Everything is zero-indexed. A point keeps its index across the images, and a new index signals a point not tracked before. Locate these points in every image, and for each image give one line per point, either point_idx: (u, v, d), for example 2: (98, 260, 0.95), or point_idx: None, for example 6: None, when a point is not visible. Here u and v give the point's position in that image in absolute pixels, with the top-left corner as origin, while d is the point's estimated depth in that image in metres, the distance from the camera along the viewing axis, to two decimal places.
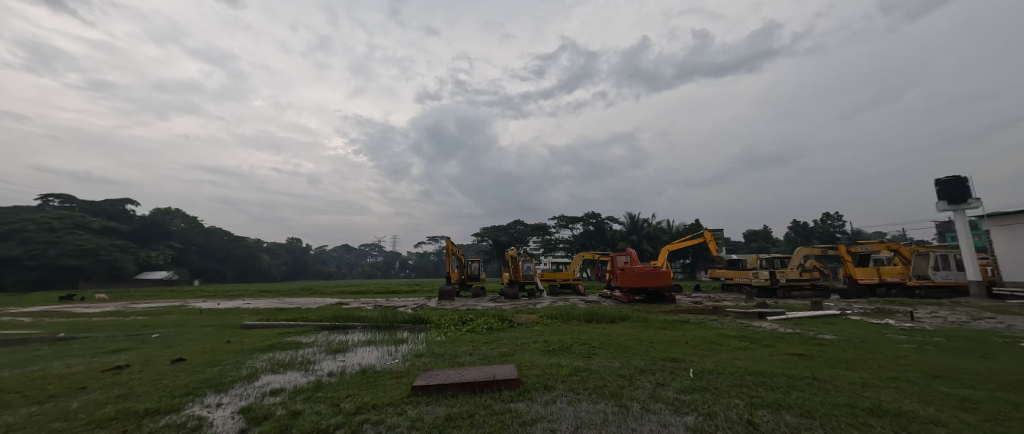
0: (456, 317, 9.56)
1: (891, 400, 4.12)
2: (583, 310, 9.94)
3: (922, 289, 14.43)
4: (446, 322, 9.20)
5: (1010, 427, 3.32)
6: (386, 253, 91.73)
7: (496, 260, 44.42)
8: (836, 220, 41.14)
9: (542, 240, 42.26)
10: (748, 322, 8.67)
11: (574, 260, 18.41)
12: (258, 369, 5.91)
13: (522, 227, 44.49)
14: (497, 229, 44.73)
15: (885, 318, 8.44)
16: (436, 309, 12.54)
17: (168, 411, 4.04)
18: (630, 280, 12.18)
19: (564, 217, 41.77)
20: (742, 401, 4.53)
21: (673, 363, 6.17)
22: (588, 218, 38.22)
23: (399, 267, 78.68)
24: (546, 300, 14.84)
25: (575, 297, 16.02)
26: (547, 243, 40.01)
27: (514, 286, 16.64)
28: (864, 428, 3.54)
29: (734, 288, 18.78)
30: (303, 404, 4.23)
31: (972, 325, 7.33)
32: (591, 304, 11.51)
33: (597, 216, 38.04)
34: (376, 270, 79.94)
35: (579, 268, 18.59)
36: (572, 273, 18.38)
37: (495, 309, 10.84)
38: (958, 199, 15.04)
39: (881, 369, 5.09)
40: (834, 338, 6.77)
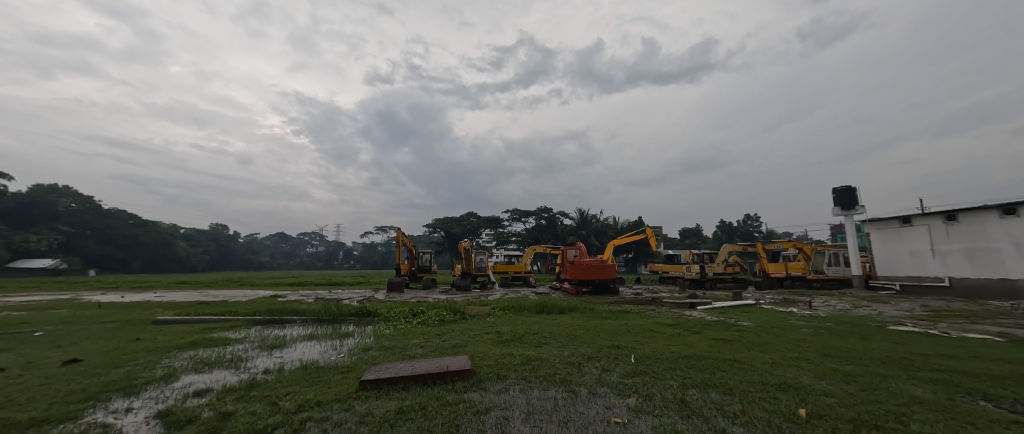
0: (407, 310, 9.40)
1: (793, 376, 4.86)
2: (534, 301, 10.30)
3: (818, 281, 16.98)
4: (396, 315, 8.99)
5: (878, 394, 4.11)
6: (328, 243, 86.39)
7: (448, 252, 43.88)
8: (755, 221, 46.43)
9: (495, 233, 42.49)
10: (682, 311, 9.58)
11: (526, 253, 18.82)
12: (177, 369, 5.38)
13: (474, 220, 44.42)
14: (450, 220, 44.22)
15: (790, 306, 9.83)
16: (384, 301, 12.17)
17: (62, 419, 3.56)
18: (578, 272, 12.83)
19: (516, 210, 42.38)
20: (675, 382, 5.07)
21: (616, 350, 6.67)
22: (541, 212, 39.12)
23: (343, 258, 75.06)
24: (498, 291, 15.06)
25: (526, 289, 16.44)
26: (499, 236, 40.45)
27: (467, 278, 16.60)
28: (772, 401, 4.16)
29: (669, 281, 20.47)
30: (235, 405, 3.97)
31: (854, 312, 8.78)
32: (542, 296, 11.94)
33: (549, 210, 39.01)
34: (316, 261, 74.95)
35: (530, 261, 19.06)
36: (523, 265, 18.81)
37: (447, 301, 10.81)
38: (849, 206, 17.69)
39: (787, 350, 5.96)
40: (750, 325, 7.74)
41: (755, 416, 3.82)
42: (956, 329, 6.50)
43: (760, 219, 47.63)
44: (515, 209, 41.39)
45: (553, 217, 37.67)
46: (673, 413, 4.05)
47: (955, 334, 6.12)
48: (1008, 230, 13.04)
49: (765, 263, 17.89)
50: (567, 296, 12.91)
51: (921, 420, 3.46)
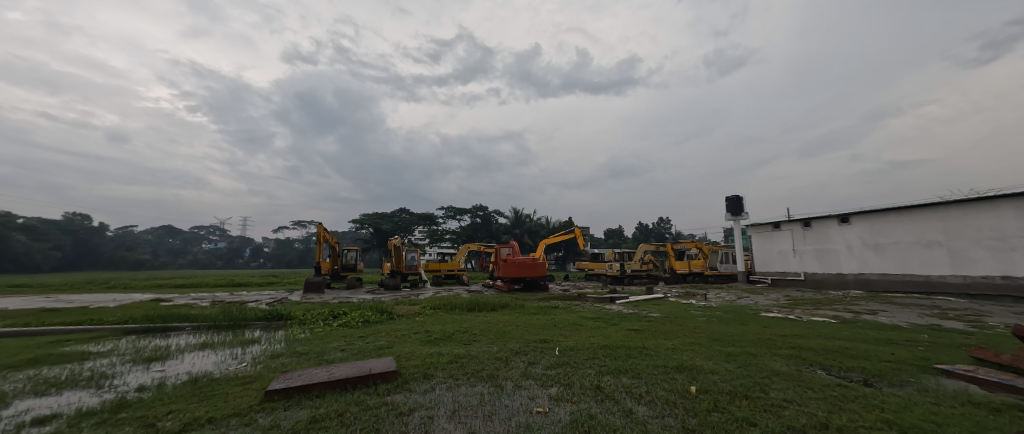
0: (326, 311, 8.77)
1: (689, 359, 5.57)
2: (466, 299, 10.28)
3: (712, 276, 19.74)
4: (313, 317, 8.33)
5: (751, 369, 4.91)
6: (231, 239, 76.33)
7: (375, 250, 41.60)
8: (666, 224, 51.81)
9: (427, 230, 41.32)
10: (603, 305, 10.35)
11: (460, 251, 18.68)
12: (9, 394, 4.34)
13: (407, 216, 42.86)
14: (379, 216, 41.93)
15: (690, 299, 11.21)
16: (299, 303, 11.17)
17: None
18: (511, 270, 13.10)
19: (450, 208, 41.78)
20: (593, 370, 5.50)
21: (542, 344, 6.99)
22: (475, 210, 39.00)
23: (250, 255, 66.93)
24: (429, 290, 14.73)
25: (460, 287, 16.41)
26: (432, 233, 39.61)
27: (397, 276, 15.84)
28: (671, 381, 4.74)
29: (594, 278, 21.91)
30: (95, 431, 3.35)
31: (738, 302, 10.35)
32: (474, 294, 11.98)
33: (484, 209, 38.96)
34: (215, 259, 65.53)
35: (464, 259, 18.99)
36: (457, 264, 18.65)
37: (373, 301, 10.30)
38: (736, 212, 20.63)
39: (686, 336, 6.80)
40: (658, 316, 8.66)
41: (656, 396, 4.30)
42: (808, 314, 7.99)
43: (671, 222, 53.30)
44: (450, 207, 40.87)
45: (487, 215, 37.77)
46: (591, 398, 4.39)
47: (807, 318, 7.53)
48: (844, 233, 16.31)
49: (673, 261, 20.17)
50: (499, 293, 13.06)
51: (778, 388, 4.21)
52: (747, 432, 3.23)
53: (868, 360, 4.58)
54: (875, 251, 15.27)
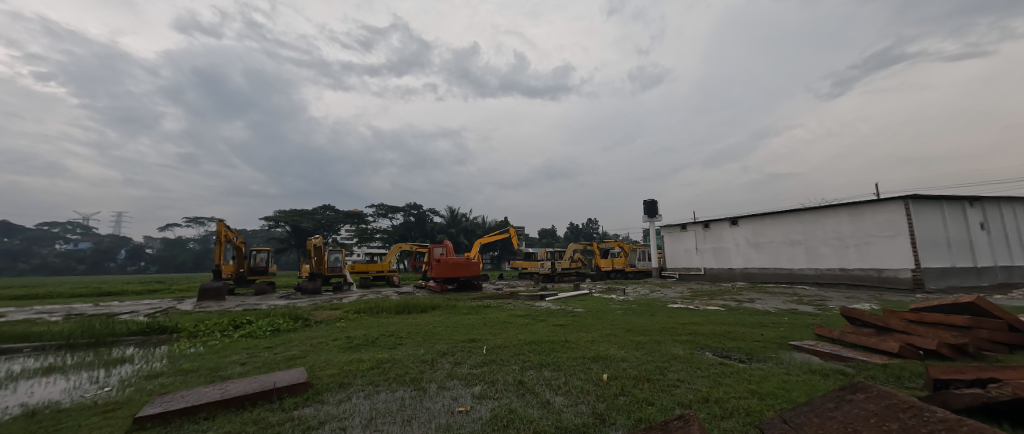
0: (227, 321, 8.00)
1: (604, 349, 5.99)
2: (394, 302, 10.01)
3: (631, 273, 21.48)
4: (209, 329, 7.51)
5: (654, 355, 5.37)
6: (97, 241, 64.56)
7: (292, 250, 38.03)
8: (595, 225, 55.10)
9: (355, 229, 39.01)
10: (533, 303, 10.73)
11: (390, 252, 18.10)
12: None
13: (331, 214, 40.31)
14: (298, 213, 38.96)
15: (611, 293, 12.11)
16: (190, 313, 10.01)
17: None
18: (443, 271, 13.04)
19: (381, 205, 40.02)
20: (517, 366, 5.69)
21: (470, 343, 7.05)
22: (409, 208, 37.68)
23: (126, 257, 57.85)
24: (355, 293, 14.07)
25: (388, 289, 15.86)
26: (361, 232, 37.79)
27: (316, 279, 15.06)
28: (585, 371, 5.06)
29: (528, 276, 22.48)
30: None
31: (652, 296, 11.42)
32: (404, 296, 11.71)
33: (418, 207, 37.86)
34: (74, 263, 54.38)
35: (394, 260, 18.45)
36: (387, 264, 18.07)
37: (287, 308, 9.58)
38: (651, 215, 22.47)
39: (604, 328, 7.31)
40: (582, 310, 9.21)
41: (573, 387, 4.46)
42: (705, 304, 9.06)
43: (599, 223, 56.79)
44: (382, 205, 39.29)
45: (422, 214, 36.92)
46: (510, 394, 4.54)
47: (702, 307, 8.54)
48: (733, 235, 18.76)
49: (599, 259, 21.25)
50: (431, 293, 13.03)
51: (675, 370, 4.54)
52: (647, 411, 3.43)
53: (745, 340, 5.29)
54: (756, 250, 17.69)
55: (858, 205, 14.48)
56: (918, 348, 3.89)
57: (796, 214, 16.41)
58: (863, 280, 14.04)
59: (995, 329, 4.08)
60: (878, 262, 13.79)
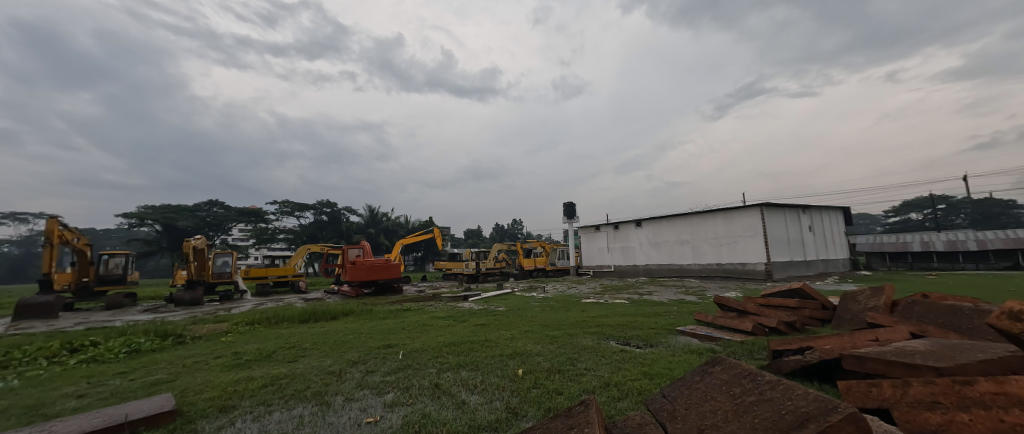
0: (65, 343, 6.50)
1: (521, 345, 6.09)
2: (298, 309, 9.09)
3: (550, 271, 22.55)
4: (33, 355, 5.98)
5: (565, 345, 5.57)
6: None
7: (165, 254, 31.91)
8: (519, 226, 56.82)
9: (252, 229, 34.33)
10: (456, 304, 10.62)
11: (296, 254, 16.49)
12: None
13: (219, 211, 35.13)
14: (173, 209, 33.29)
15: (532, 291, 12.57)
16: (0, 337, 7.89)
17: None
18: (358, 274, 12.33)
19: (283, 202, 36.02)
20: (434, 369, 5.55)
21: (385, 350, 6.69)
22: (321, 206, 34.51)
23: None
24: (250, 302, 12.47)
25: (293, 296, 14.39)
26: (260, 232, 33.79)
27: (196, 287, 13.10)
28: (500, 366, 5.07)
29: (451, 277, 22.18)
30: None
31: (569, 292, 12.12)
32: (312, 302, 10.72)
33: (331, 204, 34.85)
34: None
35: (300, 263, 16.82)
36: (291, 268, 16.41)
37: (156, 323, 8.10)
38: (570, 216, 23.84)
39: (523, 325, 7.50)
40: (503, 309, 9.38)
41: (488, 383, 4.15)
42: (613, 297, 9.91)
43: (523, 224, 58.67)
44: (286, 202, 35.48)
45: (336, 212, 34.16)
46: (425, 398, 4.40)
47: (610, 301, 9.31)
48: (636, 234, 20.77)
49: (522, 259, 21.78)
50: (345, 298, 12.22)
51: (583, 360, 4.65)
52: (556, 401, 3.41)
53: (644, 328, 5.86)
54: (655, 248, 19.81)
55: (729, 208, 17.11)
56: (764, 325, 4.76)
57: (686, 217, 18.75)
58: (735, 273, 16.73)
59: (816, 308, 5.11)
60: (744, 259, 16.54)
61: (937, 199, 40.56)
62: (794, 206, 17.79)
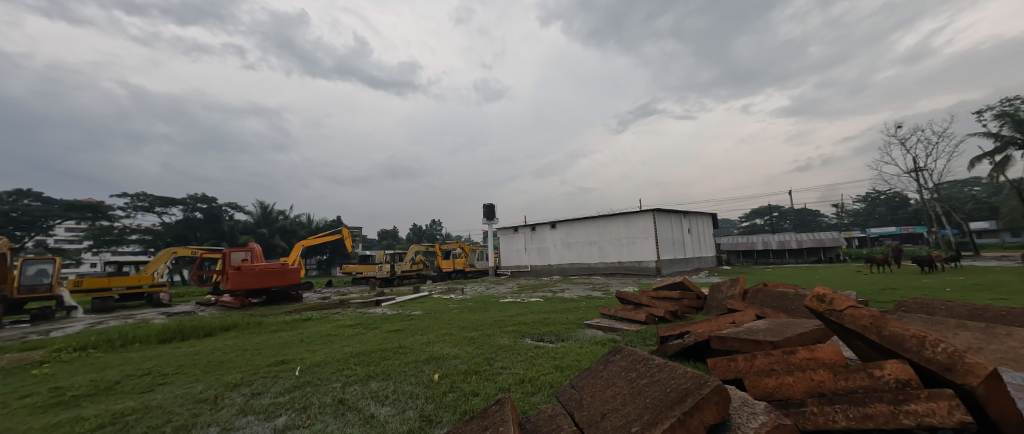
0: None
1: (438, 349, 5.73)
2: (158, 326, 7.60)
3: (470, 272, 22.42)
4: None
5: (481, 346, 5.55)
6: None
7: None
8: (438, 227, 55.82)
9: (90, 227, 26.92)
10: (366, 310, 9.93)
11: (156, 259, 13.80)
12: None
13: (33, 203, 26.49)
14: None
15: (449, 293, 12.40)
16: None
17: None
18: (245, 281, 11.12)
19: (139, 195, 29.38)
20: (339, 383, 4.70)
21: (279, 367, 5.65)
22: (194, 200, 28.89)
23: None
24: (87, 320, 10.19)
25: (152, 311, 12.07)
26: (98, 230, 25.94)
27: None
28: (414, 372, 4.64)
29: (362, 281, 20.71)
30: None
31: (486, 292, 12.26)
32: (177, 317, 9.36)
33: (207, 197, 29.20)
34: None
35: (163, 269, 14.06)
36: (150, 277, 13.57)
37: None
38: (490, 218, 24.12)
39: (439, 329, 7.27)
40: (418, 313, 9.04)
41: (402, 393, 3.89)
42: (529, 296, 10.26)
43: (441, 225, 57.77)
44: (146, 195, 29.18)
45: (217, 208, 29.24)
46: (329, 416, 3.64)
47: (526, 299, 9.64)
48: (550, 236, 21.87)
49: (440, 260, 21.26)
50: (228, 309, 11.05)
51: (500, 359, 4.69)
52: (472, 402, 3.35)
53: (556, 324, 6.16)
54: (568, 249, 21.05)
55: (629, 212, 19.02)
56: (654, 315, 5.36)
57: (594, 220, 20.31)
58: (632, 270, 18.65)
59: (694, 297, 5.94)
60: (640, 257, 18.54)
61: (777, 207, 50.67)
62: (679, 211, 20.57)
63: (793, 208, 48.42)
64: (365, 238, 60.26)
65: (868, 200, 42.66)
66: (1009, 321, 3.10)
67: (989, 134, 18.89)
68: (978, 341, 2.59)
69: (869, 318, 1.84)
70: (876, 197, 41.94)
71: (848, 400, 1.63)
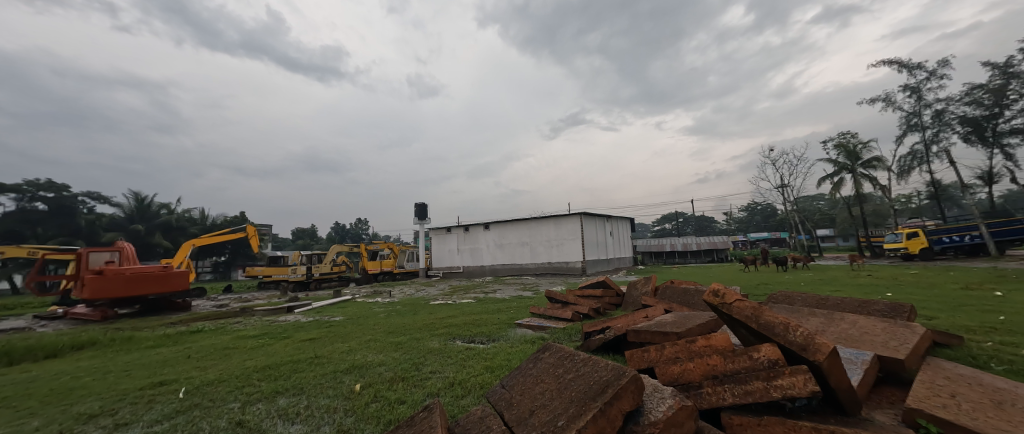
0: None
1: (362, 357, 5.23)
2: None
3: (399, 274, 21.41)
4: None
5: (409, 352, 5.25)
6: None
7: None
8: (364, 226, 52.65)
9: None
10: (275, 317, 8.94)
11: None
12: None
13: None
14: None
15: (375, 297, 11.75)
16: None
17: None
18: (112, 287, 9.41)
19: None
20: (237, 403, 3.72)
21: (156, 389, 4.29)
22: (31, 186, 22.77)
23: None
24: None
25: None
26: None
27: None
28: (337, 385, 4.06)
29: (270, 286, 18.53)
30: None
31: (415, 295, 11.86)
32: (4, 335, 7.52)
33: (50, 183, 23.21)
34: None
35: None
36: None
37: None
38: (421, 217, 23.41)
39: (362, 336, 6.73)
40: (340, 319, 8.38)
41: (317, 407, 3.47)
42: (461, 297, 10.19)
43: (368, 224, 54.56)
44: None
45: (70, 198, 23.60)
46: None
47: (457, 301, 9.56)
48: (483, 237, 21.97)
49: (365, 261, 19.99)
50: (85, 323, 9.20)
51: (429, 364, 4.56)
52: (398, 411, 3.19)
53: (487, 325, 6.21)
54: (500, 249, 21.36)
55: (559, 215, 19.94)
56: (580, 312, 5.72)
57: (526, 222, 20.90)
58: (561, 270, 19.59)
59: (614, 295, 6.47)
60: (568, 258, 19.54)
61: (682, 213, 57.24)
62: (602, 215, 22.14)
63: (694, 214, 55.17)
64: (274, 237, 54.01)
65: (749, 209, 50.43)
66: (842, 307, 3.96)
67: (831, 160, 23.65)
68: (821, 324, 3.27)
69: (750, 308, 2.20)
70: (756, 207, 49.78)
71: (733, 380, 1.94)
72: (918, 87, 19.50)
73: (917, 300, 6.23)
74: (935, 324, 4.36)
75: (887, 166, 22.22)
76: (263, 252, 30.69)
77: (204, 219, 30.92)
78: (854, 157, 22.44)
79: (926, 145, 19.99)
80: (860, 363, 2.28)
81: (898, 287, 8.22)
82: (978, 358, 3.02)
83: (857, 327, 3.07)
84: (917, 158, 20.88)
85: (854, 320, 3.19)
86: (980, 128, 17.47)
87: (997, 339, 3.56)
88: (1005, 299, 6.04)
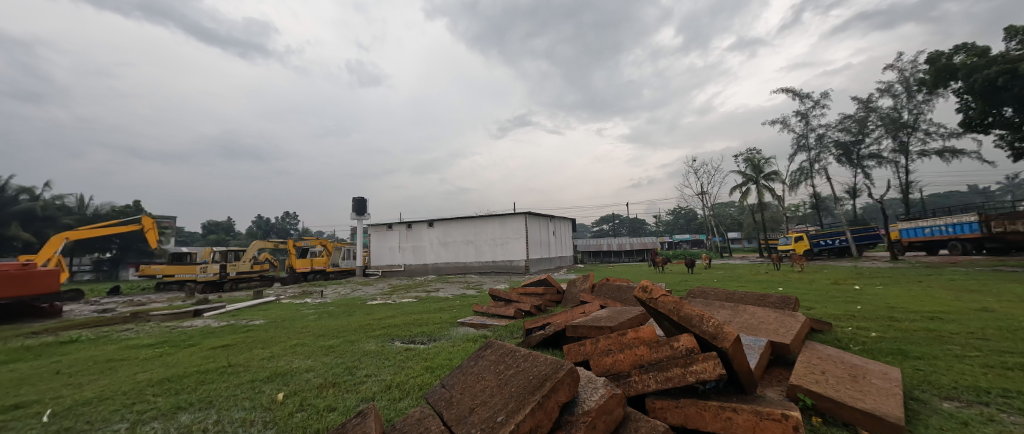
0: None
1: (285, 364, 4.78)
2: None
3: (332, 272, 19.99)
4: None
5: (341, 357, 4.92)
6: None
7: None
8: (293, 220, 48.40)
9: None
10: (178, 323, 7.84)
11: None
12: None
13: None
14: None
15: (302, 298, 10.84)
16: None
17: None
18: None
19: None
20: (124, 424, 3.23)
21: (8, 415, 3.54)
22: None
23: None
24: None
25: None
26: None
27: None
28: (254, 395, 3.71)
29: (174, 286, 16.21)
30: None
31: (350, 295, 11.16)
32: None
33: None
34: None
35: None
36: None
37: None
38: (360, 213, 22.18)
39: (285, 341, 6.13)
40: (261, 323, 7.63)
41: (230, 422, 3.15)
42: (401, 297, 9.80)
43: (297, 218, 50.25)
44: None
45: None
46: None
47: (397, 300, 9.23)
48: (427, 234, 21.45)
49: (293, 259, 18.41)
50: None
51: (364, 367, 4.36)
52: (327, 419, 3.02)
53: (428, 325, 6.09)
54: (443, 248, 21.01)
55: (505, 215, 20.17)
56: (522, 309, 5.90)
57: (471, 220, 20.81)
58: (505, 269, 19.83)
59: (554, 292, 6.74)
60: (512, 256, 19.86)
61: (617, 216, 61.12)
62: (546, 216, 22.84)
63: (628, 217, 59.22)
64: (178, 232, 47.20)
65: (675, 213, 55.44)
66: (745, 300, 4.57)
67: (740, 172, 26.87)
68: (729, 315, 3.75)
69: (673, 303, 2.44)
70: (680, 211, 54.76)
71: (657, 368, 2.16)
72: (806, 113, 22.95)
73: (802, 294, 7.37)
74: (813, 313, 5.22)
75: (782, 179, 25.77)
76: (163, 248, 26.69)
77: (82, 208, 26.00)
78: (758, 170, 25.74)
79: (811, 162, 23.56)
80: (756, 347, 2.68)
81: (788, 283, 9.66)
82: (842, 341, 3.69)
83: (756, 317, 3.58)
84: (804, 174, 24.51)
85: (753, 311, 3.71)
86: (849, 151, 21.02)
87: (856, 324, 4.38)
88: (863, 292, 7.41)
